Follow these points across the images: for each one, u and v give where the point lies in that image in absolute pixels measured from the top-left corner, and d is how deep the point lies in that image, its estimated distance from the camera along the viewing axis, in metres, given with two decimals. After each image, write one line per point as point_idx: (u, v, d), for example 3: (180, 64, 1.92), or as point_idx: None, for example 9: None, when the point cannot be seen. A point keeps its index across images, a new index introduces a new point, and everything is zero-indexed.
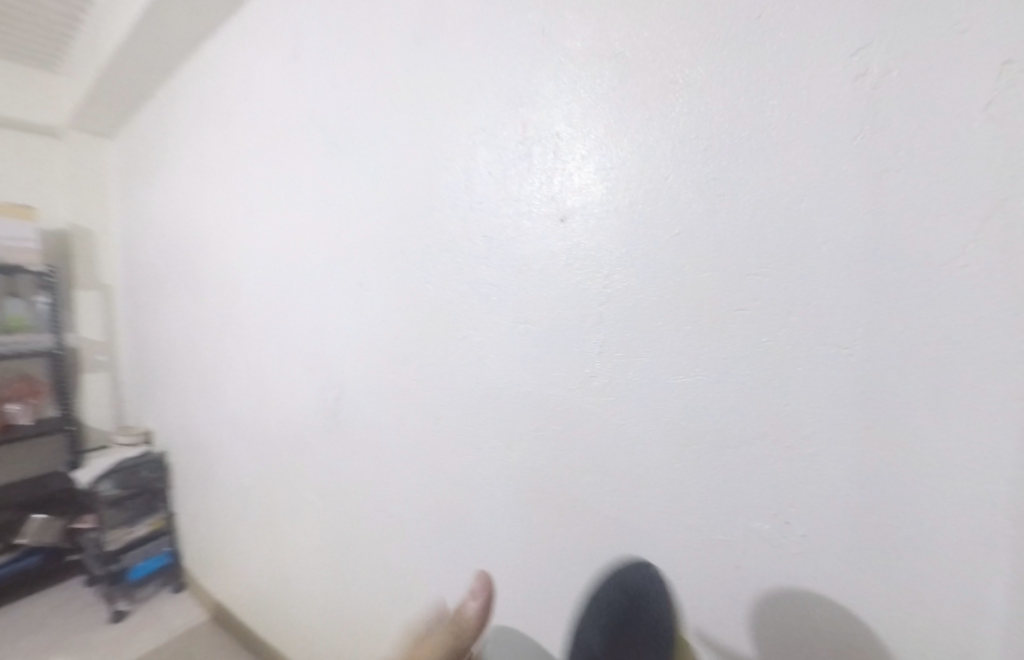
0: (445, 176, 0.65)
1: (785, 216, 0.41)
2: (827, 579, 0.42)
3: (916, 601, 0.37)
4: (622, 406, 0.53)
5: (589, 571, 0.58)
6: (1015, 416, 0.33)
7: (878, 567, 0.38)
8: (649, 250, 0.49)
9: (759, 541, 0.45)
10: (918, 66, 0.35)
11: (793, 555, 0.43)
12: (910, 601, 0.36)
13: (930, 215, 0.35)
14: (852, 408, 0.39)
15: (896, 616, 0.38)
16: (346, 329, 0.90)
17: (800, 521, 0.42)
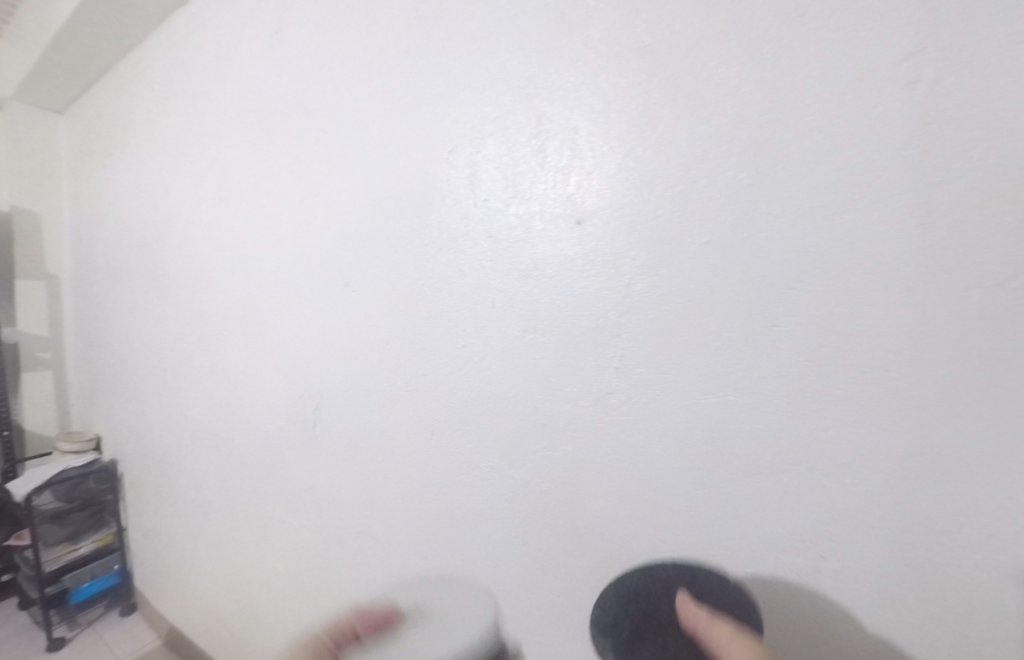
0: (354, 136, 0.69)
1: (787, 156, 0.40)
2: (690, 483, 0.46)
3: (928, 532, 0.35)
4: (473, 273, 0.58)
5: (459, 477, 0.63)
6: (832, 334, 0.39)
7: (901, 497, 0.36)
8: (535, 144, 0.52)
9: (556, 401, 0.54)
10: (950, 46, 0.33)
11: (692, 458, 0.46)
12: (838, 511, 0.39)
13: (957, 177, 0.33)
14: (645, 300, 0.47)
15: (891, 557, 0.37)
16: (278, 224, 0.82)
17: (700, 428, 0.45)
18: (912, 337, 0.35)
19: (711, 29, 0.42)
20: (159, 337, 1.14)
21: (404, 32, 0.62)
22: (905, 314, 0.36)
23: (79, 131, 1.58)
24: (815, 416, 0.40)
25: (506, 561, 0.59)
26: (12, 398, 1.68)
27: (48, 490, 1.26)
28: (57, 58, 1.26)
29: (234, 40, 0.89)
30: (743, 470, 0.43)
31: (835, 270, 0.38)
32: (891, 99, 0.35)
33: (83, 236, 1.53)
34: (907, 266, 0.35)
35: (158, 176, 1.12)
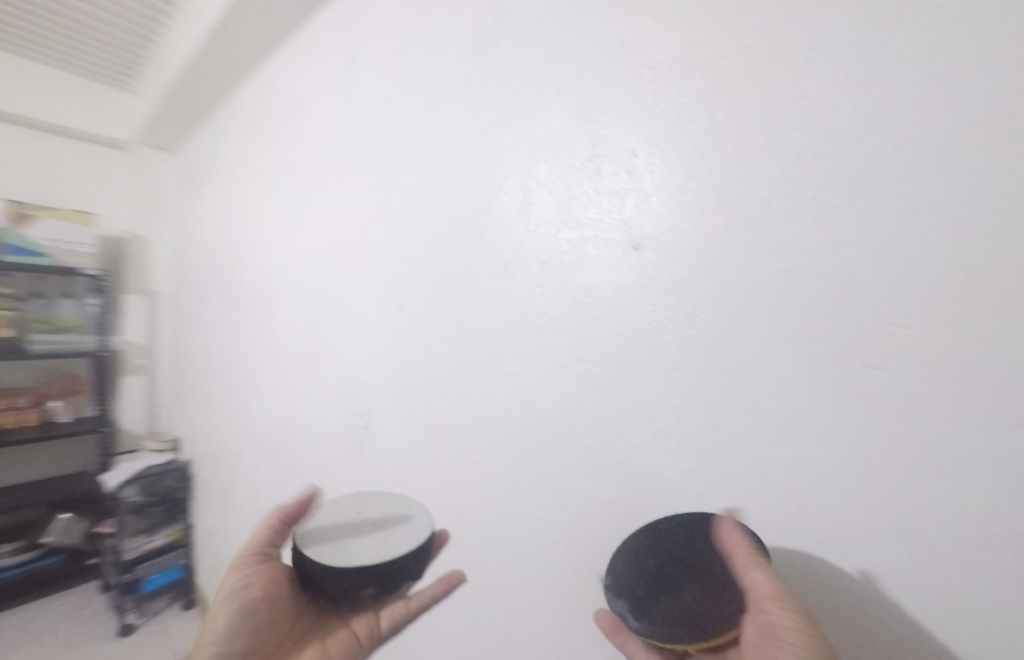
0: (412, 165, 0.72)
1: (876, 174, 0.34)
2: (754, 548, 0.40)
3: None
4: (522, 299, 0.57)
5: (497, 510, 0.60)
6: (941, 386, 0.31)
7: None
8: (589, 167, 0.51)
9: (603, 437, 0.50)
10: None
11: (757, 520, 0.39)
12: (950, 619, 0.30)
13: None
14: (710, 332, 0.42)
15: None
16: (341, 247, 0.87)
17: (767, 486, 0.38)
18: None
19: (787, 39, 0.39)
20: (233, 349, 1.25)
21: (462, 67, 0.65)
22: None
23: (184, 165, 1.80)
24: (929, 490, 0.31)
25: (545, 610, 0.54)
26: (114, 399, 1.90)
27: (133, 485, 1.40)
28: (171, 106, 1.47)
29: (313, 81, 0.97)
30: (818, 545, 0.35)
31: (955, 305, 0.30)
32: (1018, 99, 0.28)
33: (181, 256, 1.73)
34: None
35: (243, 204, 1.24)
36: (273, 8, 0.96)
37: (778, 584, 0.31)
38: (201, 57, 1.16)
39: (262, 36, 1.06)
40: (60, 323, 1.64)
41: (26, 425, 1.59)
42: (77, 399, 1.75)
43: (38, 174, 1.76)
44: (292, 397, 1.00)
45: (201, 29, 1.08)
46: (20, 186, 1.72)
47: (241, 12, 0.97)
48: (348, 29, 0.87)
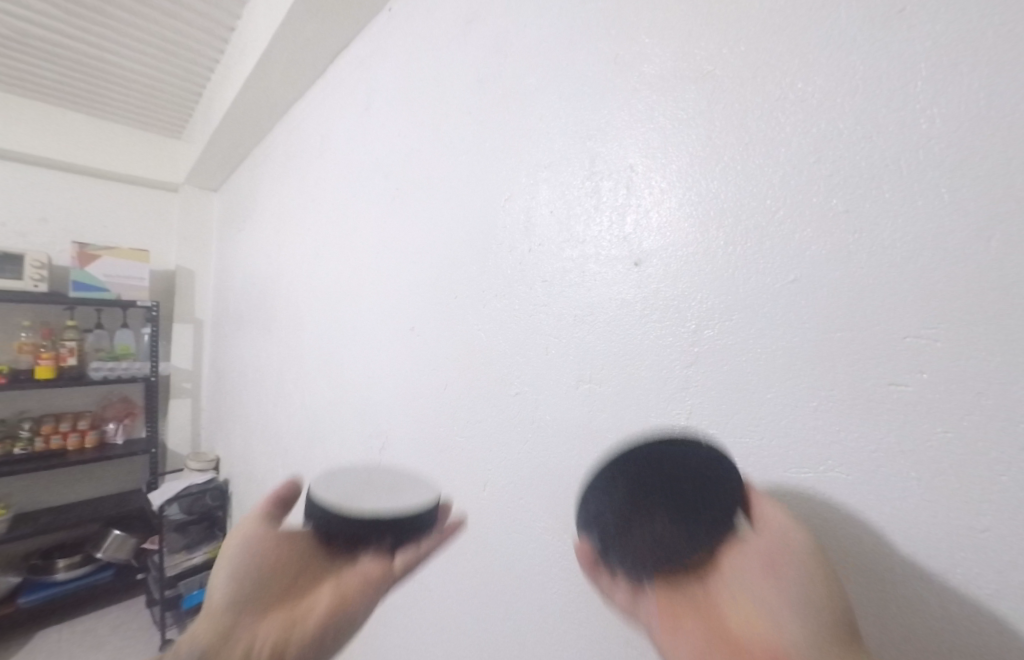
0: (421, 190, 0.75)
1: (885, 178, 0.32)
2: None
3: None
4: (526, 318, 0.57)
5: (506, 534, 0.59)
6: (970, 404, 0.29)
7: None
8: (588, 185, 0.51)
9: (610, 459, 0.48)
10: None
11: None
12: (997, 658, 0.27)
13: None
14: (716, 348, 0.41)
15: None
16: (359, 270, 0.90)
17: (789, 509, 0.36)
18: None
19: (784, 42, 0.37)
20: (266, 372, 1.31)
21: (466, 96, 0.67)
22: None
23: (226, 202, 1.95)
24: (969, 513, 0.28)
25: (558, 645, 0.51)
26: (162, 421, 2.03)
27: (176, 503, 1.47)
28: (213, 150, 1.60)
29: (334, 119, 1.04)
30: (849, 574, 0.33)
31: (982, 314, 0.28)
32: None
33: (222, 286, 1.86)
34: None
35: (275, 235, 1.32)
36: (300, 57, 1.04)
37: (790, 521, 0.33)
38: (236, 104, 1.26)
39: (290, 82, 1.15)
40: (117, 351, 1.80)
41: (86, 447, 1.73)
42: (131, 422, 1.90)
43: (101, 217, 1.96)
44: (314, 418, 1.03)
45: (237, 80, 1.19)
46: (85, 229, 1.92)
47: (271, 62, 1.06)
48: (365, 70, 0.93)
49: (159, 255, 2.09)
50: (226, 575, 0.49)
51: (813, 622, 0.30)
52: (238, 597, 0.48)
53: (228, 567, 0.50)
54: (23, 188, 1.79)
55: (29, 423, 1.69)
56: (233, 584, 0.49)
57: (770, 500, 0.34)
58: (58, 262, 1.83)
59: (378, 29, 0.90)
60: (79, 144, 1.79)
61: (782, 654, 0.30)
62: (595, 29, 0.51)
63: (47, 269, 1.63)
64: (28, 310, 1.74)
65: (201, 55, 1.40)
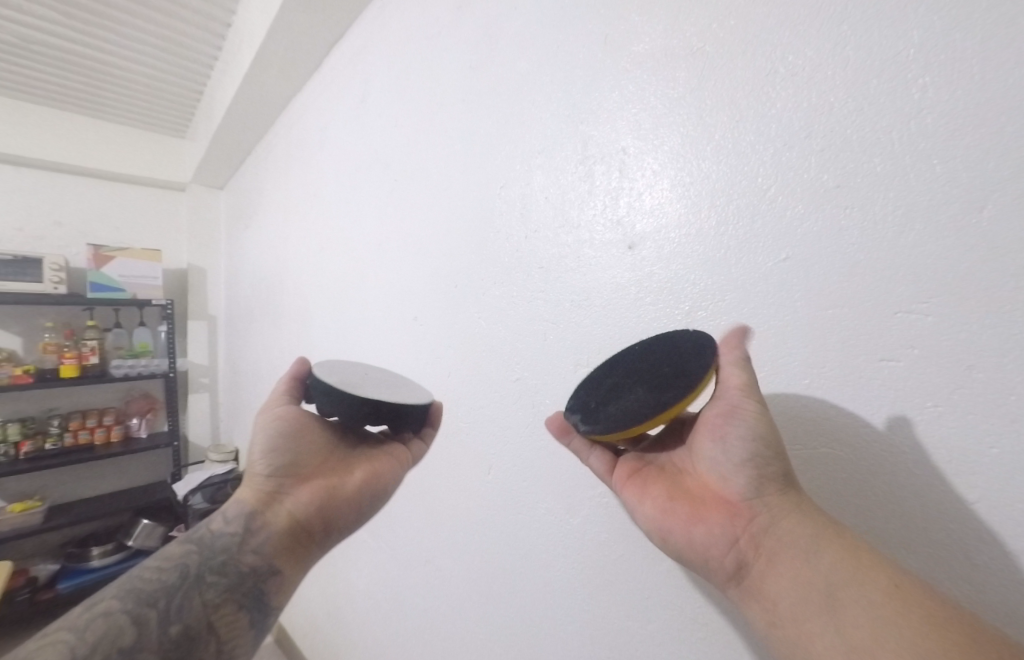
0: (418, 179, 0.76)
1: (879, 151, 0.32)
2: None
3: None
4: (524, 305, 0.58)
5: (510, 516, 0.60)
6: (962, 378, 0.29)
7: None
8: (582, 170, 0.51)
9: None
10: None
11: None
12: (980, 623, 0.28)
13: None
14: (710, 328, 0.41)
15: None
16: (361, 261, 0.92)
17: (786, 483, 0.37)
18: None
19: (776, 14, 0.36)
20: (277, 364, 1.35)
21: (460, 83, 0.67)
22: None
23: (232, 199, 1.98)
24: (959, 483, 0.29)
25: (564, 620, 0.53)
26: (182, 415, 2.10)
27: (200, 493, 1.54)
28: (216, 148, 1.62)
29: (331, 112, 1.05)
30: None
31: (974, 288, 0.28)
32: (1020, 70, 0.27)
33: (233, 282, 1.90)
34: None
35: (280, 231, 1.34)
36: (296, 52, 1.05)
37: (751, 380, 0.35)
38: (236, 102, 1.27)
39: (287, 77, 1.15)
40: (136, 349, 1.87)
41: (112, 441, 1.80)
42: (153, 416, 1.96)
43: (113, 219, 2.00)
44: None
45: (236, 77, 1.20)
46: (98, 231, 1.97)
47: (267, 58, 1.06)
48: (360, 62, 0.93)
49: (170, 254, 2.14)
50: (257, 447, 0.52)
51: (754, 461, 0.35)
52: (273, 468, 0.51)
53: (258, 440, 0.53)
54: (37, 192, 1.84)
55: (57, 419, 1.76)
56: (263, 457, 0.51)
57: (736, 358, 0.35)
58: (74, 265, 1.89)
59: (370, 19, 0.89)
60: (88, 148, 1.82)
61: (736, 502, 0.35)
62: (584, 10, 0.51)
63: (65, 271, 1.68)
64: (51, 311, 1.81)
65: (201, 53, 1.41)
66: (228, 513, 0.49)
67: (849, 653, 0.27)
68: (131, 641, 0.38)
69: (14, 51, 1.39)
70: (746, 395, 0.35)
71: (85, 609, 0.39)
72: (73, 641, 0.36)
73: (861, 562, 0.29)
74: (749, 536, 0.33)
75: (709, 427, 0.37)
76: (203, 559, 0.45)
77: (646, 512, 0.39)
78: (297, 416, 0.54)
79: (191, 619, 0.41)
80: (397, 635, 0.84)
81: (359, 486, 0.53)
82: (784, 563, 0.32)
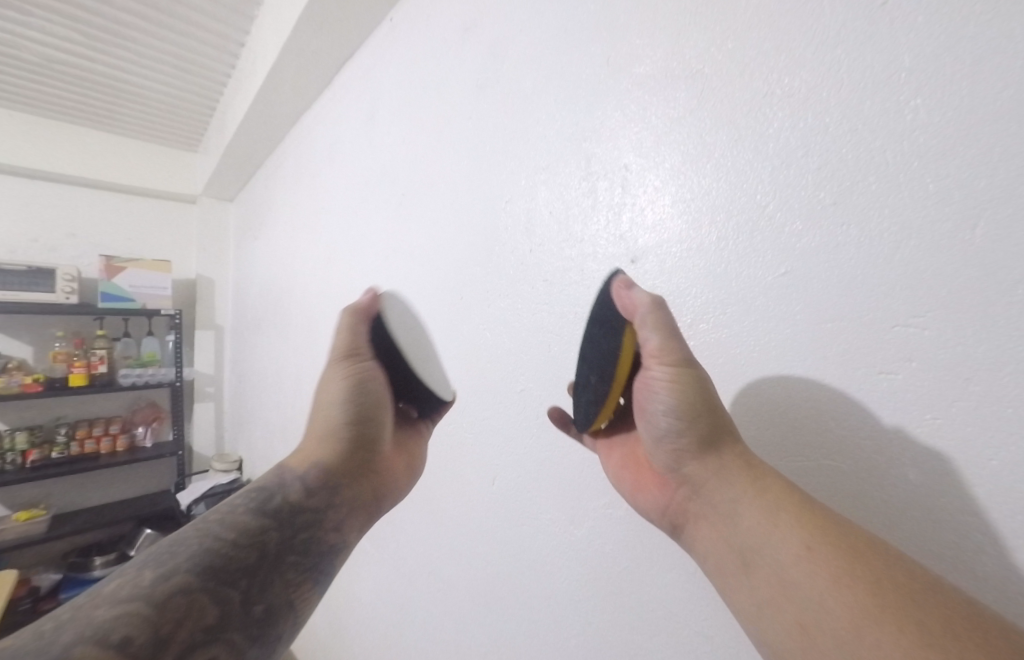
0: (424, 193, 0.77)
1: (876, 169, 0.33)
2: None
3: None
4: (529, 317, 0.59)
5: (513, 526, 0.61)
6: (959, 391, 0.29)
7: None
8: (585, 185, 0.52)
9: None
10: None
11: None
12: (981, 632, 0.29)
13: None
14: (712, 340, 0.42)
15: None
16: (366, 273, 0.94)
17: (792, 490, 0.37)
18: None
19: (772, 38, 0.38)
20: (283, 374, 1.36)
21: (468, 101, 0.69)
22: None
23: (242, 211, 2.02)
24: (958, 493, 0.29)
25: (566, 632, 0.53)
26: (187, 425, 2.11)
27: (204, 503, 1.55)
28: (228, 162, 1.66)
29: (341, 129, 1.07)
30: None
31: (969, 301, 0.29)
32: (1008, 92, 0.28)
33: (240, 292, 1.92)
34: None
35: (288, 242, 1.37)
36: (306, 71, 1.08)
37: (663, 344, 0.37)
38: (248, 118, 1.31)
39: (297, 94, 1.19)
40: (143, 358, 1.88)
41: (118, 450, 1.81)
42: (158, 425, 1.98)
43: (125, 230, 2.05)
44: None
45: (249, 95, 1.23)
46: (111, 242, 2.01)
47: (279, 75, 1.09)
48: (369, 80, 0.96)
49: (179, 265, 2.18)
50: (335, 404, 0.52)
51: (683, 429, 0.38)
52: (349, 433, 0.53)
53: (338, 396, 0.52)
54: (52, 205, 1.88)
55: (65, 427, 1.77)
56: (342, 416, 0.53)
57: (647, 328, 0.38)
58: (86, 275, 1.92)
59: (379, 39, 0.92)
60: (103, 161, 1.87)
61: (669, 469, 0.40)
62: (586, 34, 0.53)
63: (77, 281, 1.71)
64: (61, 320, 1.83)
65: (215, 71, 1.46)
66: (307, 478, 0.49)
67: (761, 604, 0.32)
68: (216, 620, 0.35)
69: (35, 69, 1.44)
70: (663, 363, 0.38)
71: (160, 580, 0.35)
72: (152, 612, 0.33)
73: (778, 524, 0.33)
74: (682, 497, 0.39)
75: (634, 395, 0.41)
76: (283, 539, 0.43)
77: (610, 473, 0.46)
78: (380, 382, 0.54)
79: (274, 598, 0.40)
80: (399, 648, 0.84)
81: (407, 467, 0.58)
82: (712, 521, 0.37)
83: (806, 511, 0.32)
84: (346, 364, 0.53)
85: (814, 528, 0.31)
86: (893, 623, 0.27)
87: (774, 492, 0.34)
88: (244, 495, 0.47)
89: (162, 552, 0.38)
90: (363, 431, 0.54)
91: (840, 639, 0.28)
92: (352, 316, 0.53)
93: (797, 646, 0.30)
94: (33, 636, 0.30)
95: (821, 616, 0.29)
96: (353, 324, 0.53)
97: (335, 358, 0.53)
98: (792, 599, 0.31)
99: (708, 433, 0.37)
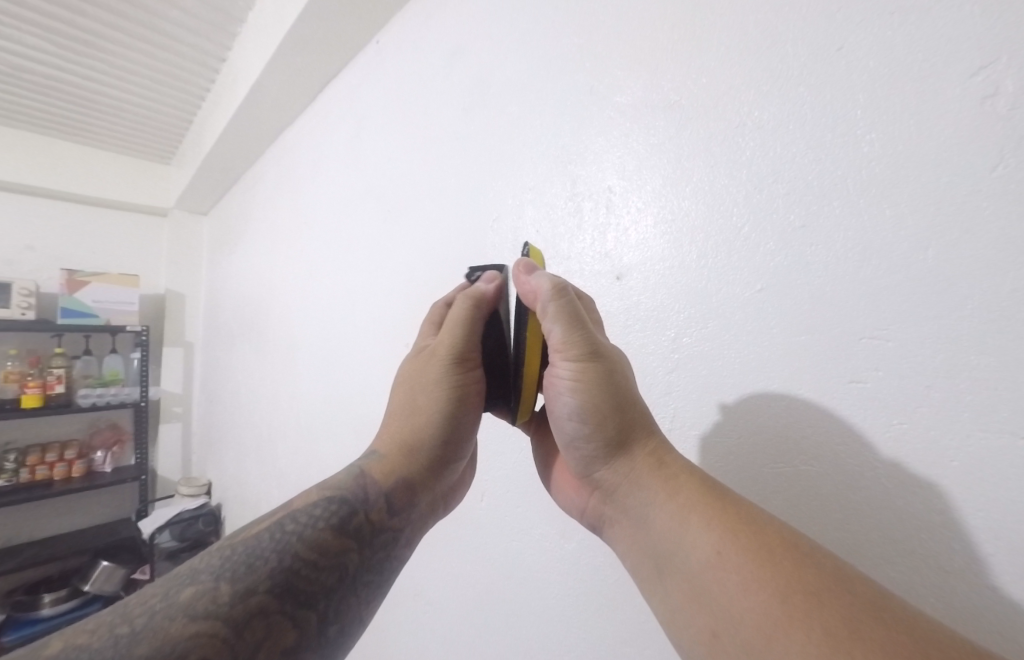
0: (408, 209, 0.79)
1: (844, 193, 0.36)
2: None
3: None
4: None
5: (503, 540, 0.61)
6: (923, 400, 0.32)
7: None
8: (571, 205, 0.55)
9: None
10: (1005, 66, 0.29)
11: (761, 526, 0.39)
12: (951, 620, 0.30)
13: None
14: (695, 353, 0.44)
15: None
16: (348, 288, 0.93)
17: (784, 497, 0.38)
18: (1011, 397, 0.29)
19: (743, 75, 0.41)
20: (258, 392, 1.33)
21: (453, 123, 0.71)
22: (1009, 369, 0.29)
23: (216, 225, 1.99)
24: (925, 492, 0.31)
25: (556, 646, 0.53)
26: (151, 448, 2.00)
27: (167, 530, 1.47)
28: (203, 176, 1.64)
29: (323, 146, 1.08)
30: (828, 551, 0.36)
31: (925, 315, 0.32)
32: (950, 131, 0.31)
33: (214, 308, 1.87)
34: (992, 308, 0.29)
35: (266, 257, 1.34)
36: (290, 87, 1.08)
37: (568, 341, 0.39)
38: (227, 133, 1.30)
39: (280, 110, 1.18)
40: (106, 376, 1.79)
41: (74, 476, 1.70)
42: (119, 449, 1.86)
43: (90, 244, 1.97)
44: (305, 435, 1.05)
45: (228, 108, 1.22)
46: (74, 255, 1.93)
47: (262, 91, 1.09)
48: (354, 100, 0.97)
49: (148, 280, 2.10)
50: (432, 414, 0.46)
51: (587, 429, 0.40)
52: (434, 444, 0.47)
53: (439, 406, 0.46)
54: (10, 217, 1.79)
55: (15, 452, 1.66)
56: (437, 428, 0.46)
57: (549, 322, 0.39)
58: (45, 290, 1.83)
59: (367, 59, 0.94)
60: (69, 172, 1.80)
61: (577, 467, 0.42)
62: (569, 66, 0.56)
63: (35, 296, 1.62)
64: (17, 337, 1.74)
65: (192, 84, 1.44)
66: (389, 494, 0.44)
67: (677, 607, 0.33)
68: (292, 643, 0.34)
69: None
70: (566, 358, 0.39)
71: (237, 600, 0.33)
72: (230, 636, 0.32)
73: (689, 529, 0.34)
74: (606, 501, 0.40)
75: (543, 392, 0.43)
76: (362, 559, 0.41)
77: (547, 474, 0.48)
78: (480, 399, 0.47)
79: (349, 617, 0.38)
80: None
81: (467, 473, 0.54)
82: (629, 522, 0.38)
83: (716, 516, 0.33)
84: (457, 371, 0.46)
85: (726, 532, 0.32)
86: (799, 629, 0.27)
87: (684, 497, 0.35)
88: (323, 499, 0.42)
89: (239, 561, 0.36)
90: (450, 448, 0.48)
91: (747, 643, 0.29)
92: (471, 312, 0.45)
93: (709, 648, 0.31)
94: (114, 644, 0.30)
95: (729, 623, 0.30)
96: (472, 325, 0.45)
97: (443, 358, 0.45)
98: (706, 604, 0.32)
99: (612, 431, 0.39)
